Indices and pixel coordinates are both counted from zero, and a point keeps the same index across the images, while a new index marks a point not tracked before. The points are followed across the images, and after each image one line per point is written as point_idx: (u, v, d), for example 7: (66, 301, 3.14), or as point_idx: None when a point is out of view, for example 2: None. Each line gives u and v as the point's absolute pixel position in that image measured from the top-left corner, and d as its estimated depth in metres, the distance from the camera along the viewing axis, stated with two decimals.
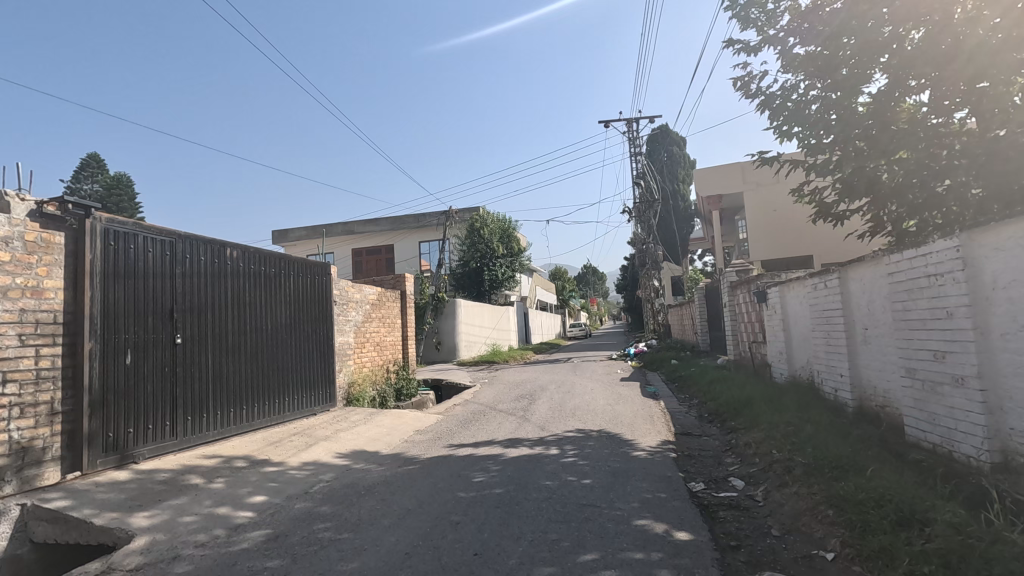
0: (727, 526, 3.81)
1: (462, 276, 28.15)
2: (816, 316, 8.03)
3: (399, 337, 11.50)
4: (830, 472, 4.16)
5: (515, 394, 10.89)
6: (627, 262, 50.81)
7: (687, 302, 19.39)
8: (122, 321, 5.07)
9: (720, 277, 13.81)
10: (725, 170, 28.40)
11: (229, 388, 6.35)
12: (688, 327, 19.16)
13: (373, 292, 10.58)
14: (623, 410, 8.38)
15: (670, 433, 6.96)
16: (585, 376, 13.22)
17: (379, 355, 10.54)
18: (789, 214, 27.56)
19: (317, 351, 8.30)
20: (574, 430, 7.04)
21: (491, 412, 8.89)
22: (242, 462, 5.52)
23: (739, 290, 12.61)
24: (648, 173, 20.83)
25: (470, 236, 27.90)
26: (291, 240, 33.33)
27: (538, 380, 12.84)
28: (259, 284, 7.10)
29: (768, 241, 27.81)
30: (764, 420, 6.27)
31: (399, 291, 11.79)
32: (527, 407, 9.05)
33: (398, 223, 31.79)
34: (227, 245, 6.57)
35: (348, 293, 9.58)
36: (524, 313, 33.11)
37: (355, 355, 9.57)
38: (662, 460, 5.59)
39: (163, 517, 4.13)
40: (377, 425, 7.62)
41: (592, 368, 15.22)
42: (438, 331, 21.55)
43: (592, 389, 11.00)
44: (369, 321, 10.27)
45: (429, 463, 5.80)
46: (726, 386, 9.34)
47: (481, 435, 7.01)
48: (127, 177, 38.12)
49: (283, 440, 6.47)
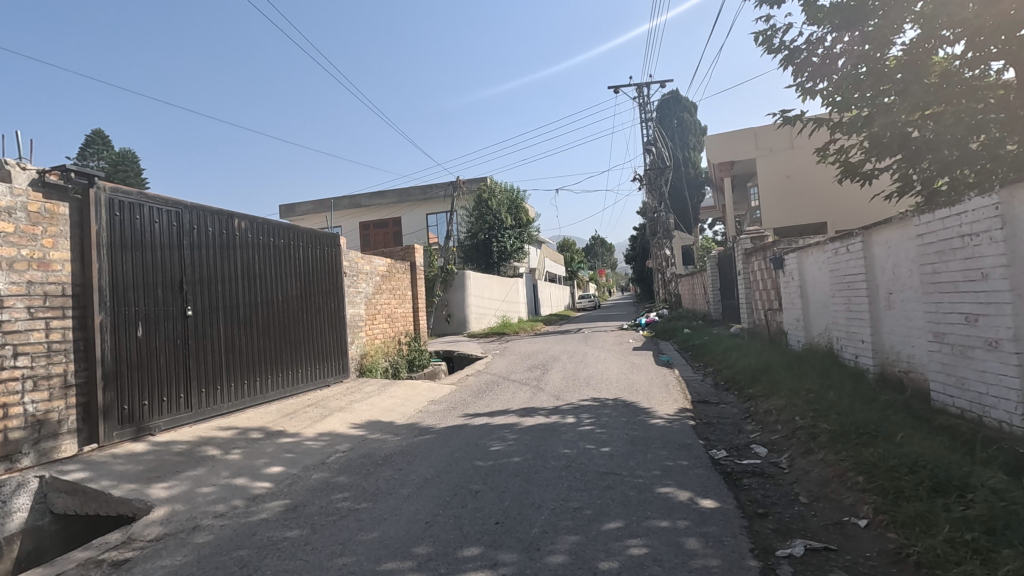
0: (753, 493, 3.72)
1: (470, 248, 28.01)
2: (836, 281, 7.83)
3: (410, 309, 11.45)
4: (858, 438, 4.05)
5: (527, 364, 10.84)
6: (637, 232, 50.34)
7: (699, 271, 19.16)
8: (132, 293, 4.99)
9: (734, 245, 13.57)
10: (737, 137, 27.75)
11: (243, 359, 6.31)
12: (701, 296, 18.98)
13: (383, 264, 10.47)
14: (638, 379, 8.30)
15: (686, 401, 6.88)
16: (597, 346, 13.14)
17: (391, 327, 10.50)
18: (803, 180, 27.01)
19: (330, 323, 8.24)
20: (590, 399, 6.97)
21: (504, 382, 8.85)
22: (258, 433, 5.51)
23: (754, 257, 12.37)
24: (659, 139, 20.37)
25: (478, 208, 27.63)
26: (299, 214, 33.20)
27: (550, 351, 12.79)
28: (269, 256, 6.98)
29: (781, 208, 27.33)
30: (785, 387, 6.15)
31: (408, 262, 11.69)
32: (540, 377, 8.99)
33: (405, 195, 31.52)
34: (234, 215, 6.43)
35: (358, 264, 9.48)
36: (533, 285, 33.02)
37: (367, 327, 9.53)
38: (681, 428, 5.51)
39: (181, 488, 4.11)
40: (391, 396, 7.60)
41: (603, 338, 15.15)
42: (448, 303, 21.52)
43: (605, 358, 10.92)
44: (380, 293, 10.19)
45: (445, 432, 5.76)
46: (742, 354, 9.22)
47: (496, 404, 6.96)
48: (132, 153, 37.92)
49: (298, 411, 6.45)
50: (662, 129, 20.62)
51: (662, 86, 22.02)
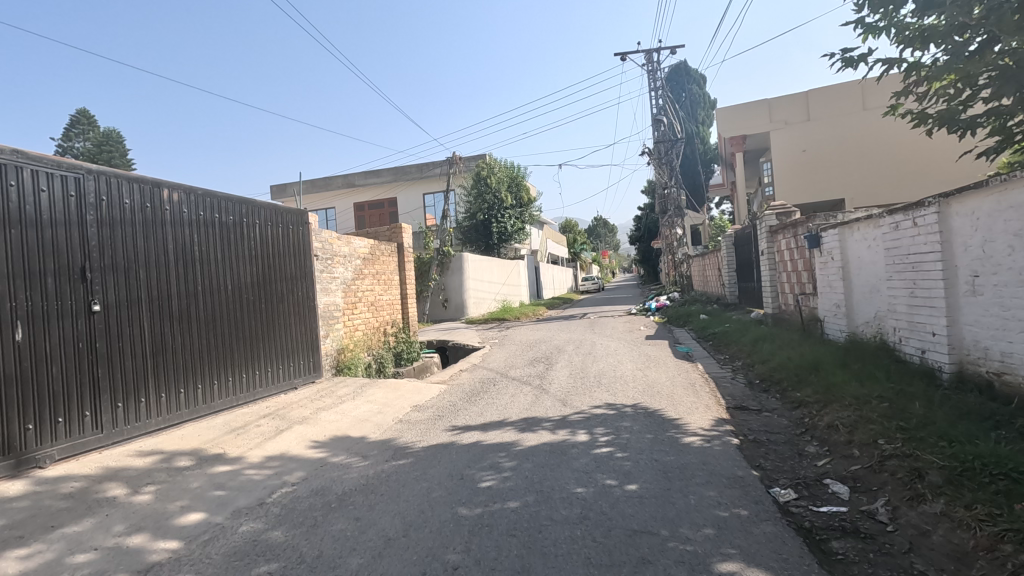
0: (859, 573, 2.56)
1: (469, 230, 26.74)
2: (894, 262, 6.60)
3: (398, 296, 10.25)
4: (996, 486, 2.89)
5: (529, 357, 9.65)
6: (643, 212, 48.93)
7: (712, 251, 17.89)
8: (8, 284, 3.79)
9: (757, 221, 12.29)
10: (749, 110, 26.25)
11: (178, 364, 5.12)
12: (715, 278, 17.70)
13: (365, 245, 9.23)
14: (658, 378, 7.10)
15: (720, 407, 5.69)
16: (607, 334, 11.95)
17: (374, 316, 9.31)
18: (821, 153, 25.56)
19: (298, 316, 7.03)
20: (604, 405, 5.78)
21: (502, 380, 7.68)
22: (187, 460, 4.35)
23: (781, 234, 11.08)
24: (671, 108, 18.93)
25: (476, 186, 26.28)
26: (291, 194, 31.92)
27: (554, 340, 11.58)
28: (214, 235, 5.73)
29: (796, 184, 25.95)
30: (848, 394, 4.95)
31: (395, 243, 10.44)
32: (544, 374, 7.80)
33: (401, 174, 30.16)
34: (161, 184, 5.16)
35: (334, 246, 8.24)
36: (534, 267, 31.77)
37: (344, 318, 8.33)
38: (724, 450, 4.32)
39: (45, 557, 2.95)
40: (367, 401, 6.43)
41: (612, 325, 13.95)
42: (444, 287, 20.30)
43: (617, 350, 9.73)
44: (360, 279, 8.98)
45: (425, 455, 4.60)
46: (775, 346, 8.00)
47: (491, 412, 5.78)
48: (117, 132, 36.53)
49: (248, 425, 5.28)
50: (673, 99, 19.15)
51: (673, 51, 20.46)
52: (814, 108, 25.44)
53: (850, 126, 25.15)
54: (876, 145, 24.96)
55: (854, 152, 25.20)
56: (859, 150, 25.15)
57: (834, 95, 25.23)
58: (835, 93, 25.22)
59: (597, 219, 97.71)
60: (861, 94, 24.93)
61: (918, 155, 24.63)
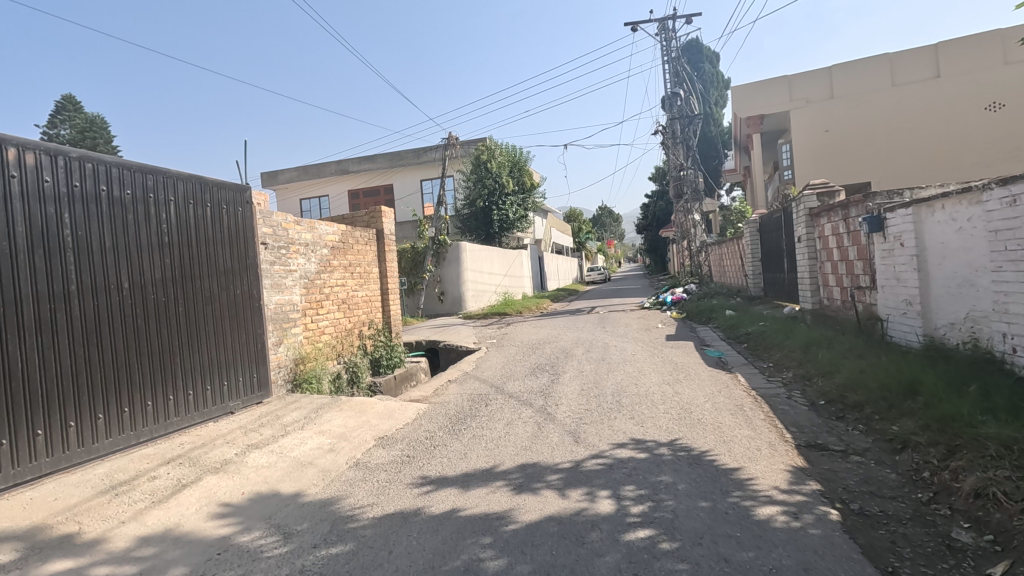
0: None
1: (469, 218, 25.17)
2: (1009, 248, 5.06)
3: (377, 292, 8.76)
4: None
5: (531, 363, 8.14)
6: (652, 200, 47.30)
7: (732, 238, 16.31)
8: None
9: (793, 203, 10.71)
10: (768, 87, 24.46)
11: (36, 398, 3.63)
12: (736, 268, 16.10)
13: (334, 231, 7.72)
14: (694, 398, 5.56)
15: (788, 446, 4.17)
16: (622, 334, 10.44)
17: (345, 317, 7.81)
18: (845, 134, 23.79)
19: (235, 319, 5.53)
20: (631, 444, 4.26)
21: (497, 397, 6.20)
22: (11, 551, 2.87)
23: (826, 217, 9.48)
24: (688, 82, 17.27)
25: (475, 170, 24.68)
26: (282, 182, 30.37)
27: (561, 342, 10.05)
28: (99, 216, 4.20)
29: (819, 167, 24.16)
30: (988, 439, 3.44)
31: (373, 229, 8.90)
32: (548, 389, 6.29)
33: (396, 159, 28.56)
34: (3, 141, 3.62)
35: (290, 231, 6.72)
36: (538, 257, 30.23)
37: (305, 320, 6.84)
38: (828, 537, 2.79)
39: None
40: (320, 431, 4.95)
41: (625, 322, 12.40)
42: (441, 280, 18.81)
43: (635, 354, 8.22)
44: (328, 272, 7.48)
45: (374, 536, 3.10)
46: (835, 353, 6.45)
47: (478, 454, 4.28)
48: (102, 118, 35.04)
49: (137, 479, 3.78)
50: (689, 72, 17.43)
51: (689, 21, 18.68)
52: (839, 83, 23.60)
53: (878, 104, 23.32)
54: (907, 124, 23.15)
55: (881, 132, 23.44)
56: (887, 130, 23.38)
57: (860, 69, 23.38)
58: (862, 67, 23.35)
59: (603, 208, 95.75)
60: (890, 67, 23.02)
61: (952, 134, 22.85)
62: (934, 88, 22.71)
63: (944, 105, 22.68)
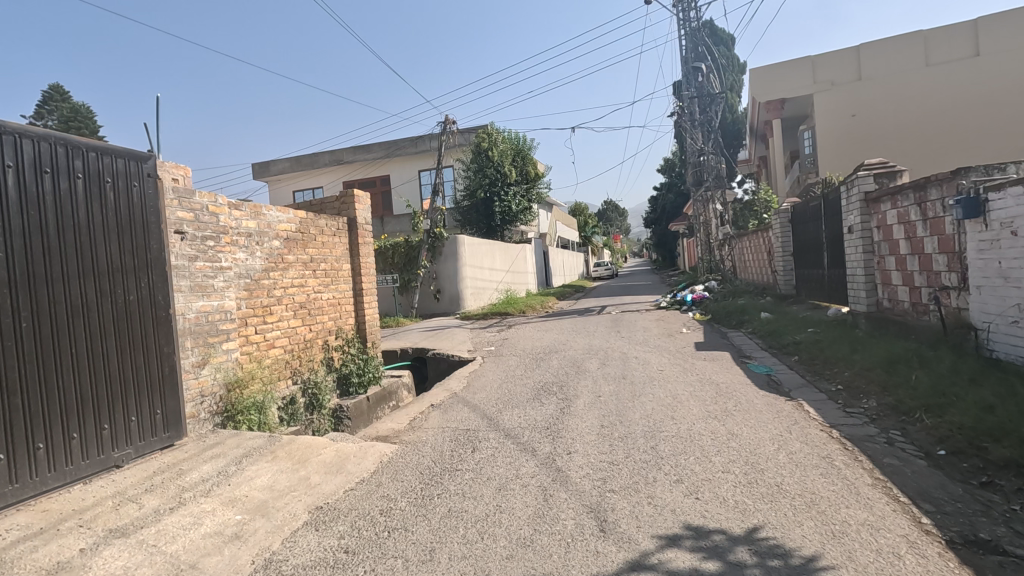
0: None
1: (469, 210, 23.65)
2: None
3: (348, 292, 7.27)
4: None
5: (534, 381, 6.63)
6: (662, 193, 45.56)
7: (758, 230, 14.72)
8: None
9: (844, 186, 9.11)
10: (791, 68, 22.76)
11: None
12: (762, 263, 14.53)
13: (289, 218, 6.21)
14: (760, 445, 4.02)
15: (940, 546, 2.63)
16: (642, 342, 8.91)
17: (303, 325, 6.32)
18: (874, 118, 22.09)
19: (127, 334, 3.98)
20: (689, 540, 2.73)
21: (490, 434, 4.69)
22: None
23: (887, 201, 7.90)
24: (709, 57, 15.65)
25: (476, 159, 23.12)
26: (274, 173, 28.95)
27: (570, 350, 8.52)
28: None
29: (845, 154, 22.44)
30: None
31: (344, 218, 7.39)
32: (556, 424, 4.77)
33: (393, 148, 27.03)
34: None
35: (224, 217, 5.21)
36: (543, 252, 28.65)
37: (241, 332, 5.34)
38: None
39: None
40: (231, 501, 3.45)
41: (643, 325, 10.87)
42: (437, 276, 17.31)
43: (662, 370, 6.69)
44: (280, 270, 6.00)
45: None
46: (935, 375, 4.90)
47: (453, 553, 2.77)
48: (87, 107, 33.48)
49: None
50: (710, 46, 15.80)
51: None
52: (869, 64, 21.93)
53: (911, 86, 21.68)
54: (941, 106, 21.52)
55: (914, 117, 21.81)
56: (919, 114, 21.78)
57: (890, 48, 21.74)
58: (894, 47, 21.73)
59: (608, 202, 93.89)
60: (924, 46, 21.42)
61: (991, 117, 21.22)
62: (971, 67, 21.10)
63: (983, 86, 21.04)
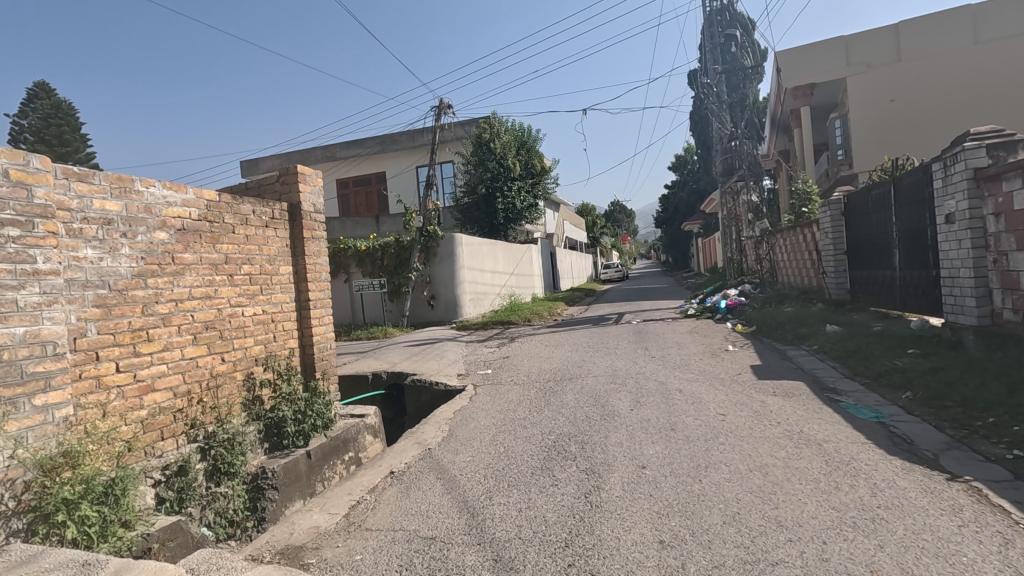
0: None
1: (469, 207, 21.70)
2: None
3: (288, 305, 5.36)
4: None
5: (543, 430, 4.68)
6: (674, 191, 43.47)
7: (801, 225, 12.67)
8: None
9: (939, 162, 7.07)
10: (822, 50, 20.71)
11: None
12: (806, 262, 12.48)
13: (186, 200, 4.30)
14: None
15: None
16: (682, 365, 6.92)
17: (208, 354, 4.40)
18: (915, 102, 20.03)
19: None
20: None
21: (466, 558, 2.74)
22: None
23: (1014, 178, 5.89)
24: (741, 28, 13.64)
25: (476, 152, 21.20)
26: (263, 171, 27.26)
27: (589, 378, 6.54)
28: None
29: (883, 143, 20.30)
30: None
31: (283, 205, 5.46)
32: (581, 538, 2.81)
33: (389, 143, 25.19)
34: None
35: (49, 192, 3.28)
36: (550, 253, 26.64)
37: (83, 375, 3.43)
38: None
39: None
40: None
41: (674, 339, 8.89)
42: (431, 280, 15.35)
43: (723, 414, 4.73)
44: (168, 275, 4.08)
45: None
46: None
47: None
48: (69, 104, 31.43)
49: None
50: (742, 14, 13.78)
51: None
52: (909, 43, 19.91)
53: (956, 67, 19.67)
54: (989, 88, 19.56)
55: (958, 101, 19.87)
56: (965, 97, 19.78)
57: (932, 26, 19.73)
58: (937, 23, 19.70)
59: (616, 203, 91.82)
60: (971, 22, 19.44)
61: None
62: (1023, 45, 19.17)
63: None
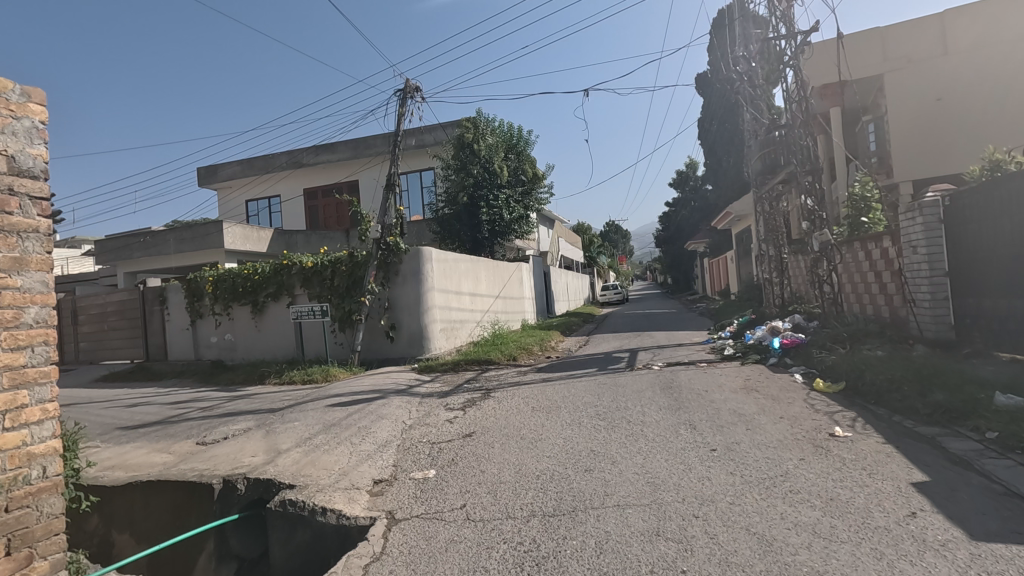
0: None
1: (449, 220, 18.60)
2: None
3: None
4: None
5: None
6: (676, 208, 40.72)
7: (871, 236, 9.63)
8: None
9: None
10: (856, 43, 17.95)
11: None
12: (883, 287, 9.40)
13: None
14: None
15: None
16: (778, 481, 3.72)
17: None
18: (960, 103, 17.26)
19: None
20: None
21: None
22: None
23: None
24: None
25: (456, 154, 18.18)
26: (222, 179, 24.33)
27: (608, 518, 3.31)
28: None
29: (924, 150, 17.49)
30: None
31: None
32: None
33: (361, 147, 22.21)
34: None
35: None
36: (543, 274, 23.52)
37: None
38: None
39: None
40: None
41: (732, 406, 5.76)
42: (390, 305, 12.18)
43: None
44: None
45: None
46: None
47: None
48: None
49: None
50: None
51: None
52: (957, 37, 17.15)
53: (1011, 61, 16.84)
54: None
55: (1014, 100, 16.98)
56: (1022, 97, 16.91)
57: (982, 14, 17.00)
58: (989, 11, 16.94)
59: (611, 223, 89.59)
60: None
61: None
62: None
63: None
